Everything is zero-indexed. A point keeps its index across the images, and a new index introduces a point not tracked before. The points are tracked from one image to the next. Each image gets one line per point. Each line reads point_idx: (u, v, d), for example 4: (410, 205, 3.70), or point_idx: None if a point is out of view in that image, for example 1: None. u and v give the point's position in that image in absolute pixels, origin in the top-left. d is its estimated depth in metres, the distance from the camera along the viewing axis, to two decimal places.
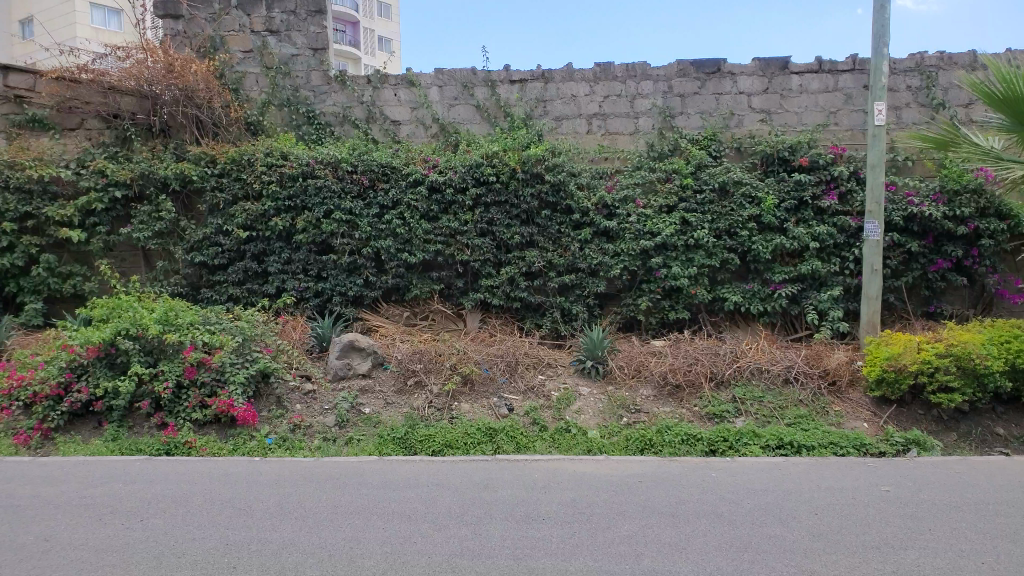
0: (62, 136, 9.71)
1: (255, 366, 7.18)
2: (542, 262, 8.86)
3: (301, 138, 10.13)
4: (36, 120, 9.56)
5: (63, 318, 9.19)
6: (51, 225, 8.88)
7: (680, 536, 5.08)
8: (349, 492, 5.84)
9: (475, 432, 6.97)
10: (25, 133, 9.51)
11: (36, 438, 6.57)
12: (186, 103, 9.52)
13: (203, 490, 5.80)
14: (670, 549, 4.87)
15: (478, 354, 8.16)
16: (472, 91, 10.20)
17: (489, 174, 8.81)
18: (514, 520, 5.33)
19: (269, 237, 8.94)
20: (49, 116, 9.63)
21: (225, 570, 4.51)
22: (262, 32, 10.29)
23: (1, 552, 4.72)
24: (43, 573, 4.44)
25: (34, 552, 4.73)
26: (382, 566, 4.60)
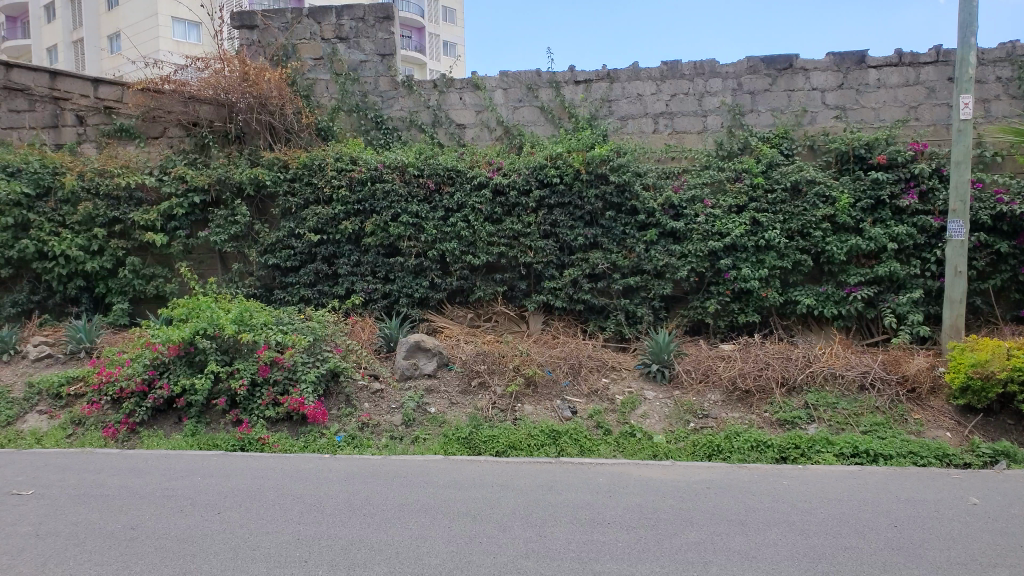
0: (147, 143, 10.29)
1: (325, 365, 7.38)
2: (606, 263, 8.75)
3: (370, 142, 10.35)
4: (123, 129, 10.22)
5: (147, 318, 9.62)
6: (136, 229, 9.32)
7: (750, 545, 4.95)
8: (415, 491, 5.93)
9: (539, 434, 6.98)
10: (115, 142, 10.23)
11: (123, 432, 6.96)
12: (260, 110, 9.83)
13: (276, 485, 6.00)
14: (741, 557, 4.75)
15: (543, 356, 8.14)
16: (537, 93, 10.21)
17: (554, 175, 8.80)
18: (579, 523, 5.30)
19: (339, 240, 9.14)
20: (135, 125, 10.26)
21: (297, 563, 4.64)
22: (332, 40, 10.53)
23: (91, 539, 4.99)
24: (130, 559, 4.68)
25: (122, 540, 4.98)
26: (449, 565, 4.64)
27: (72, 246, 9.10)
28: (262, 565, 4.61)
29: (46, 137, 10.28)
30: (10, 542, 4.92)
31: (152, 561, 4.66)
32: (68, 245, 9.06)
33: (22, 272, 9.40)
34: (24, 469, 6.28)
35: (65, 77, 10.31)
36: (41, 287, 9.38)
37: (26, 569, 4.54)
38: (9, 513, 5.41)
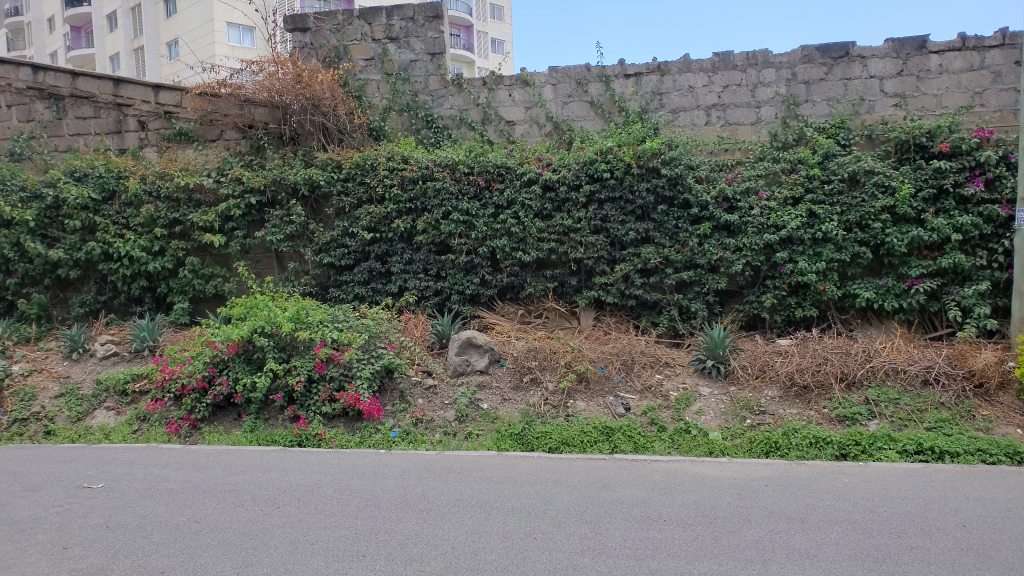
0: (205, 146, 10.55)
1: (380, 362, 7.47)
2: (658, 258, 8.65)
3: (420, 141, 10.44)
4: (182, 134, 10.52)
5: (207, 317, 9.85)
6: (196, 230, 9.57)
7: (810, 543, 4.84)
8: (470, 486, 5.96)
9: (593, 430, 6.95)
10: (175, 146, 10.52)
11: (185, 428, 7.16)
12: (313, 111, 10.00)
13: (333, 480, 6.08)
14: (801, 556, 4.64)
15: (594, 352, 8.11)
16: (587, 88, 10.17)
17: (604, 170, 8.75)
18: (634, 520, 5.25)
19: (392, 239, 9.25)
20: (193, 129, 10.53)
21: (355, 557, 4.69)
22: (383, 40, 10.64)
23: (158, 531, 5.13)
24: (194, 552, 4.79)
25: (186, 532, 5.11)
26: (505, 560, 4.63)
27: (135, 247, 9.41)
28: (321, 558, 4.68)
29: (110, 142, 10.64)
30: (82, 534, 5.10)
31: (214, 554, 4.76)
32: (132, 246, 9.37)
33: (89, 274, 9.75)
34: (93, 463, 6.50)
35: (129, 84, 10.64)
36: (107, 287, 9.71)
37: (98, 560, 4.69)
38: (81, 505, 5.60)
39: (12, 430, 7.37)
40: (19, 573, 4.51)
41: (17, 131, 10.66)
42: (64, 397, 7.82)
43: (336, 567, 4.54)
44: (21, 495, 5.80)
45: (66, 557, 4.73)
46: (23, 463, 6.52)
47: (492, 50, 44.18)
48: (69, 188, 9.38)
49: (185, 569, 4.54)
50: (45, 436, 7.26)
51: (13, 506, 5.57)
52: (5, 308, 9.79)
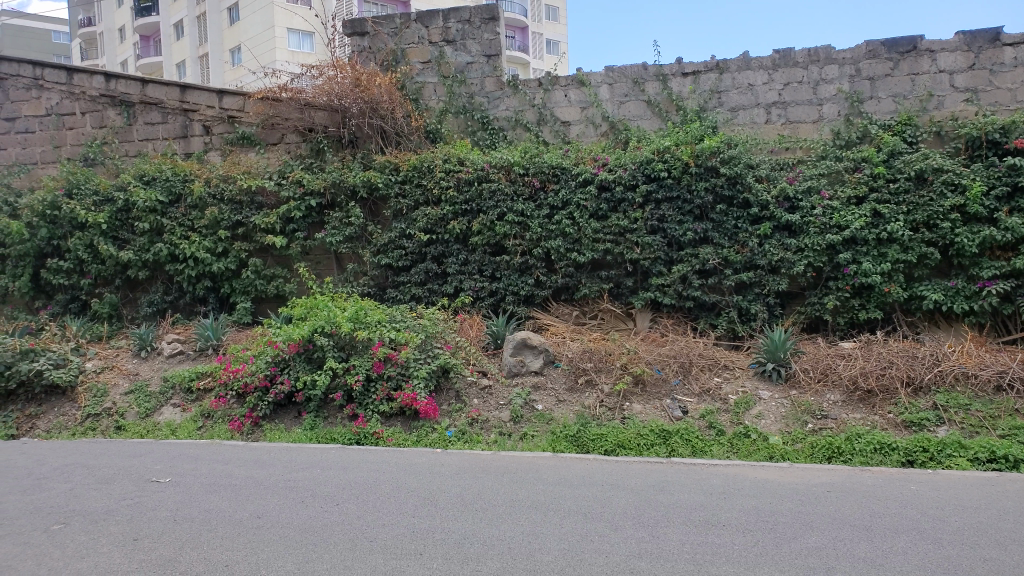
0: (266, 150, 10.77)
1: (436, 362, 7.52)
2: (717, 259, 8.52)
3: (476, 143, 10.50)
4: (245, 137, 10.77)
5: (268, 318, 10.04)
6: (258, 231, 9.80)
7: (877, 552, 4.70)
8: (526, 487, 5.96)
9: (649, 433, 6.88)
10: (238, 149, 10.79)
11: (248, 425, 7.30)
12: (372, 114, 10.14)
13: (392, 478, 6.15)
14: (867, 566, 4.50)
15: (651, 354, 8.04)
16: (643, 87, 10.09)
17: (661, 169, 8.66)
18: (693, 525, 5.18)
19: (448, 240, 9.33)
20: (255, 133, 10.76)
21: (413, 555, 4.73)
22: (440, 43, 10.73)
23: (222, 525, 5.25)
24: (257, 546, 4.89)
25: (249, 527, 5.22)
26: (562, 562, 4.61)
27: (200, 248, 9.69)
28: (379, 556, 4.73)
29: (176, 146, 10.96)
30: (151, 526, 5.26)
31: (276, 549, 4.85)
32: (197, 248, 9.66)
33: (156, 274, 10.08)
34: (162, 458, 6.70)
35: (194, 90, 10.94)
36: (173, 288, 10.02)
37: (166, 552, 4.82)
38: (150, 499, 5.77)
39: (86, 424, 7.65)
40: (93, 563, 4.67)
41: (91, 137, 11.12)
42: (133, 393, 8.08)
43: (394, 565, 4.58)
44: (94, 488, 6.02)
45: (136, 548, 4.88)
46: (97, 457, 6.76)
47: (547, 51, 44.13)
48: (140, 192, 9.82)
49: (249, 563, 4.63)
50: (116, 431, 7.52)
51: (87, 498, 5.78)
52: (79, 308, 10.19)
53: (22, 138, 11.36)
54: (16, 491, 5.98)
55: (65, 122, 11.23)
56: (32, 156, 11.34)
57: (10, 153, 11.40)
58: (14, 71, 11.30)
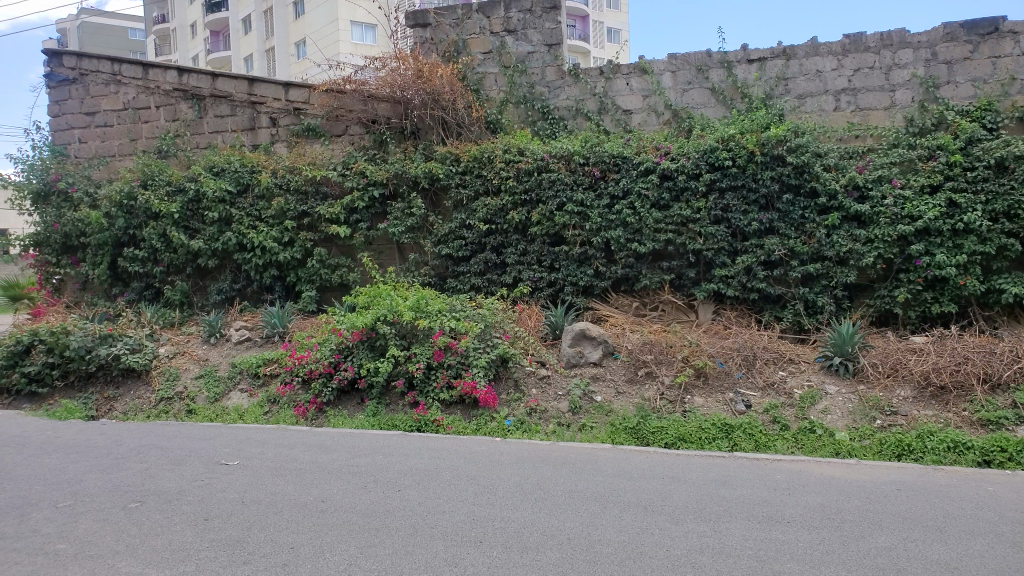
0: (330, 141, 10.95)
1: (496, 351, 7.57)
2: (783, 250, 8.34)
3: (536, 133, 10.50)
4: (310, 129, 10.97)
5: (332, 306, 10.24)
6: (323, 222, 10.01)
7: (951, 554, 4.53)
8: (585, 479, 5.93)
9: (711, 427, 6.77)
10: (303, 141, 11.01)
11: (312, 411, 7.48)
12: (433, 105, 10.23)
13: (453, 465, 6.21)
14: (940, 567, 4.35)
15: (713, 347, 7.92)
16: (707, 74, 9.93)
17: (726, 158, 8.51)
18: (757, 520, 5.08)
19: (507, 230, 9.38)
20: (320, 124, 10.97)
21: (473, 543, 4.77)
22: (501, 33, 10.74)
23: (288, 508, 5.38)
24: (320, 530, 4.99)
25: (314, 510, 5.34)
26: (622, 554, 4.58)
27: (267, 238, 9.96)
28: (441, 542, 4.77)
29: (245, 138, 11.27)
30: (221, 506, 5.43)
31: (339, 532, 4.95)
32: (265, 237, 9.93)
33: (225, 263, 10.40)
34: (230, 441, 6.91)
35: (262, 83, 11.18)
36: (241, 276, 10.31)
37: (234, 532, 4.96)
38: (220, 480, 5.96)
39: (160, 407, 7.95)
40: (167, 540, 4.84)
41: (165, 130, 11.52)
42: (203, 377, 8.36)
43: (454, 552, 4.62)
44: (168, 468, 6.24)
45: (207, 528, 5.03)
46: (170, 439, 7.02)
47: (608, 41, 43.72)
48: (210, 182, 10.15)
49: (314, 545, 4.74)
50: (188, 414, 7.78)
51: (161, 477, 6.00)
52: (153, 295, 10.60)
53: (101, 131, 11.84)
54: (96, 469, 6.25)
55: (140, 116, 11.65)
56: (110, 149, 11.82)
57: (90, 146, 11.90)
58: (94, 67, 11.79)
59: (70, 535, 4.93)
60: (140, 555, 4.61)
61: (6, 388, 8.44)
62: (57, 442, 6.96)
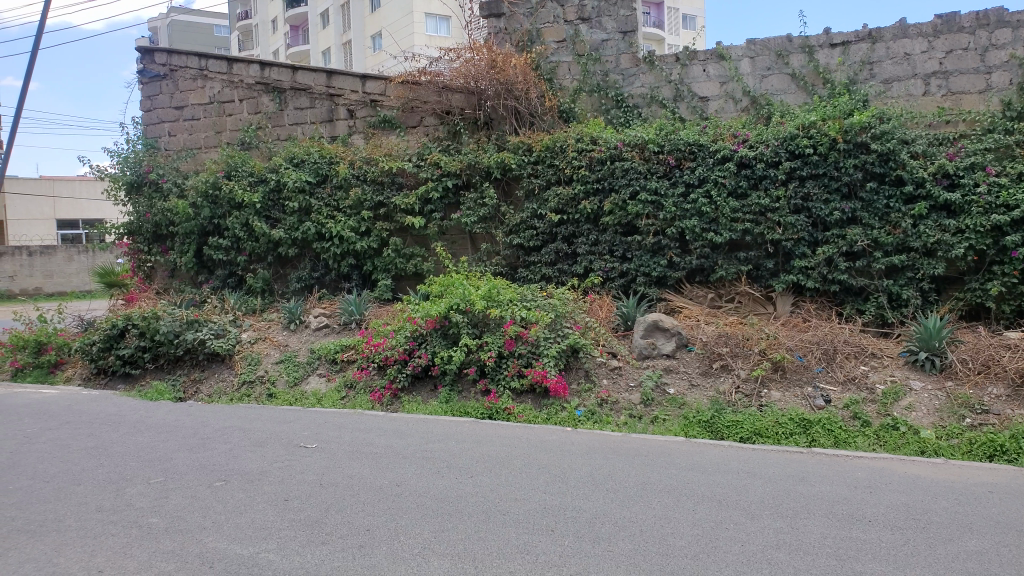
0: (405, 133, 11.10)
1: (566, 341, 7.56)
2: (866, 241, 8.08)
3: (609, 122, 10.43)
4: (386, 121, 11.15)
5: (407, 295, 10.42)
6: (399, 212, 10.24)
7: None
8: (658, 471, 5.86)
9: (788, 422, 6.61)
10: (380, 133, 11.19)
11: (387, 396, 7.64)
12: (507, 95, 10.26)
13: (523, 453, 6.25)
14: None
15: (791, 340, 7.73)
16: (788, 60, 9.72)
17: (806, 145, 8.29)
18: (836, 518, 4.93)
19: (579, 220, 9.34)
20: (396, 116, 11.12)
21: (544, 531, 4.77)
22: (575, 21, 10.70)
23: (364, 491, 5.51)
24: (394, 513, 5.09)
25: (389, 494, 5.45)
26: (696, 548, 4.51)
27: (345, 228, 10.22)
28: (512, 529, 4.81)
29: (323, 130, 11.55)
30: (301, 488, 5.60)
31: (413, 516, 5.03)
32: (343, 227, 10.20)
33: (305, 252, 10.69)
34: (309, 425, 7.12)
35: (340, 76, 11.41)
36: (320, 265, 10.59)
37: (313, 513, 5.11)
38: (299, 462, 6.15)
39: (242, 390, 8.25)
40: (250, 518, 5.02)
41: (247, 122, 11.91)
42: (284, 362, 8.65)
43: (527, 539, 4.65)
44: (251, 449, 6.48)
45: (287, 508, 5.20)
46: (252, 421, 7.28)
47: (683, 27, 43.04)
48: (291, 173, 10.47)
49: (388, 528, 4.84)
50: (269, 397, 8.06)
51: (243, 458, 6.24)
52: (235, 283, 11.03)
53: (188, 124, 12.34)
54: (184, 448, 6.54)
55: (224, 109, 12.08)
56: (196, 141, 12.28)
57: (178, 139, 12.43)
58: (182, 63, 12.29)
59: (161, 510, 5.18)
60: (226, 532, 4.80)
61: (102, 369, 8.94)
62: (149, 421, 7.32)
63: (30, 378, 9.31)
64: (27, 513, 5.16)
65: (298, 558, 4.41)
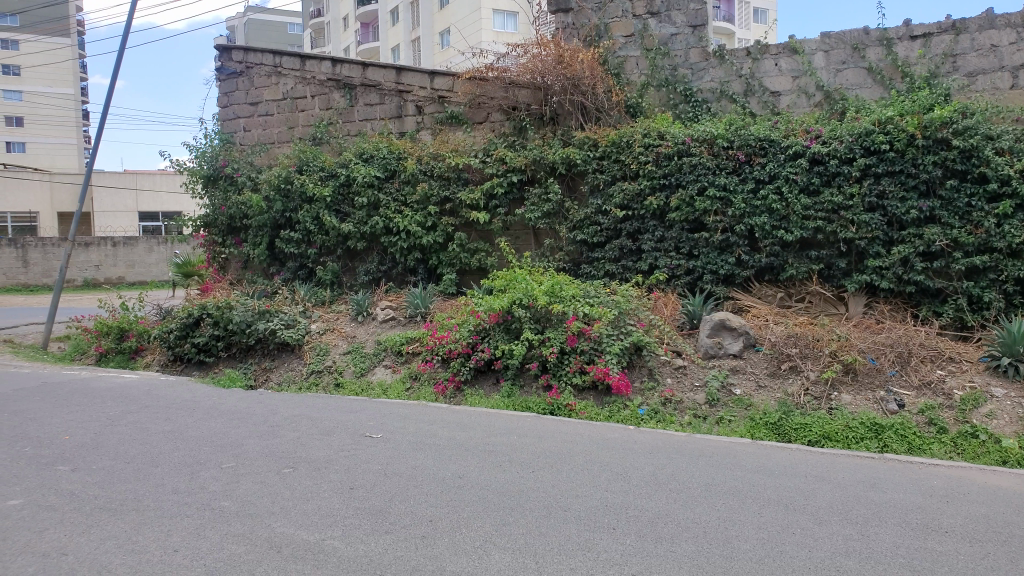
0: (472, 128, 11.19)
1: (630, 339, 7.53)
2: (945, 240, 7.76)
3: (678, 117, 10.29)
4: (453, 117, 11.27)
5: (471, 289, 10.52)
6: (464, 207, 10.33)
7: None
8: (724, 472, 5.77)
9: (859, 426, 6.41)
10: (447, 128, 11.32)
11: (451, 389, 7.74)
12: (573, 91, 10.23)
13: (585, 450, 6.24)
14: None
15: (863, 342, 7.51)
16: (864, 53, 9.50)
17: (883, 141, 8.05)
18: (910, 528, 4.76)
19: (644, 216, 9.26)
20: (463, 112, 11.22)
21: (606, 529, 4.75)
22: (644, 15, 10.60)
23: (428, 482, 5.57)
24: (459, 505, 5.14)
25: (453, 486, 5.50)
26: (761, 551, 4.43)
27: (412, 223, 10.38)
28: (574, 526, 4.79)
29: (392, 126, 11.73)
30: (366, 477, 5.70)
31: (476, 509, 5.08)
32: (410, 222, 10.37)
33: (373, 246, 10.91)
34: (375, 415, 7.24)
35: (409, 72, 11.57)
36: (387, 259, 10.79)
37: (377, 502, 5.19)
38: (365, 452, 6.26)
39: (311, 379, 8.48)
40: (317, 505, 5.14)
41: (318, 118, 12.20)
42: (351, 353, 8.84)
43: (587, 537, 4.63)
44: (319, 438, 6.64)
45: (352, 496, 5.30)
46: (320, 410, 7.45)
47: (754, 20, 42.21)
48: (360, 169, 10.70)
49: (451, 520, 4.88)
50: (336, 387, 8.24)
51: (311, 446, 6.39)
52: (306, 274, 11.33)
53: (263, 120, 12.71)
54: (254, 435, 6.74)
55: (297, 105, 12.41)
56: (270, 136, 12.65)
57: (253, 134, 12.82)
58: (258, 60, 12.66)
59: (232, 494, 5.35)
60: (293, 518, 4.92)
61: (178, 356, 9.32)
62: (222, 407, 7.58)
63: (113, 364, 9.80)
64: (108, 492, 5.41)
65: (362, 546, 4.49)
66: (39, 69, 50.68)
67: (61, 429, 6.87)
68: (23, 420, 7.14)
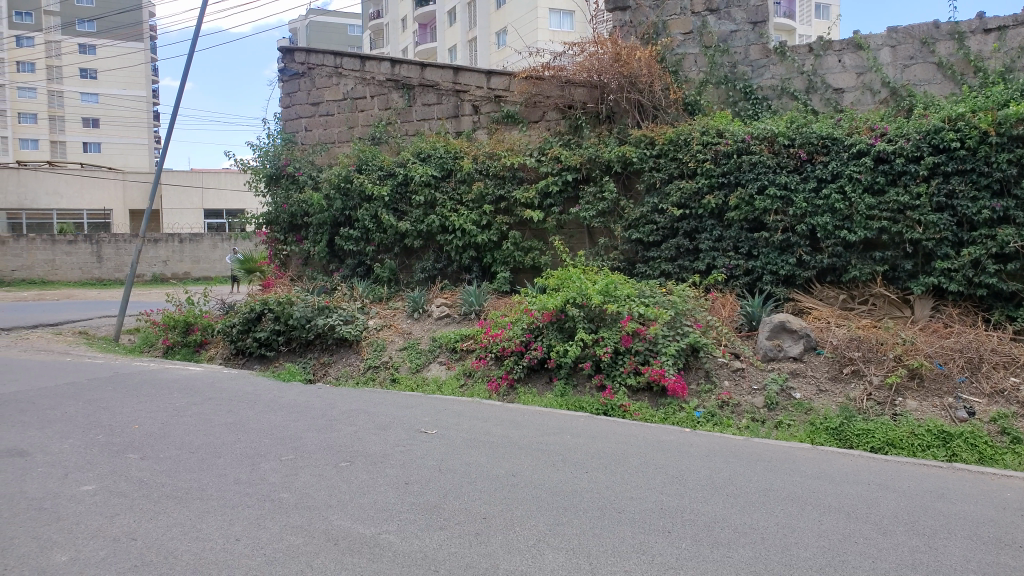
0: (527, 128, 11.23)
1: (686, 340, 7.45)
2: (1020, 242, 7.41)
3: (737, 114, 10.16)
4: (509, 116, 11.32)
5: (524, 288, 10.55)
6: (518, 206, 10.38)
7: None
8: (783, 477, 5.66)
9: (925, 433, 6.20)
10: (502, 128, 11.38)
11: (504, 387, 7.78)
12: (630, 88, 10.15)
13: (640, 452, 6.19)
14: None
15: (931, 346, 7.25)
16: (933, 48, 9.26)
17: (953, 139, 7.77)
18: (980, 541, 4.58)
19: (701, 215, 9.15)
20: (518, 111, 11.26)
21: (662, 532, 4.71)
22: (703, 12, 10.48)
23: (483, 479, 5.61)
24: (512, 503, 5.15)
25: (507, 484, 5.52)
26: (823, 560, 4.33)
27: (467, 221, 10.52)
28: (629, 528, 4.75)
29: (448, 125, 11.86)
30: (420, 472, 5.76)
31: (530, 508, 5.09)
32: (465, 220, 10.51)
33: (429, 244, 11.06)
34: (429, 411, 7.33)
35: (466, 72, 11.68)
36: (443, 257, 10.93)
37: (433, 498, 5.25)
38: (420, 447, 6.34)
39: (367, 374, 8.63)
40: (373, 499, 5.22)
41: (377, 118, 12.42)
42: (406, 349, 8.98)
43: (642, 539, 4.59)
44: (375, 432, 6.75)
45: (407, 491, 5.38)
46: (376, 405, 7.58)
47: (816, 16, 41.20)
48: (417, 168, 10.86)
49: (504, 518, 4.90)
50: (393, 382, 8.38)
51: (368, 440, 6.50)
52: (364, 271, 11.55)
53: (323, 120, 13.02)
54: (313, 428, 6.90)
55: (356, 106, 12.67)
56: (330, 136, 12.94)
57: (314, 133, 13.15)
58: (319, 62, 12.95)
59: (292, 486, 5.47)
60: (349, 511, 5.00)
61: (241, 349, 9.62)
62: (282, 401, 7.77)
63: (179, 356, 10.17)
64: (174, 480, 5.60)
65: (417, 541, 4.55)
66: (113, 72, 52.93)
67: (131, 418, 7.14)
68: (96, 408, 7.45)
